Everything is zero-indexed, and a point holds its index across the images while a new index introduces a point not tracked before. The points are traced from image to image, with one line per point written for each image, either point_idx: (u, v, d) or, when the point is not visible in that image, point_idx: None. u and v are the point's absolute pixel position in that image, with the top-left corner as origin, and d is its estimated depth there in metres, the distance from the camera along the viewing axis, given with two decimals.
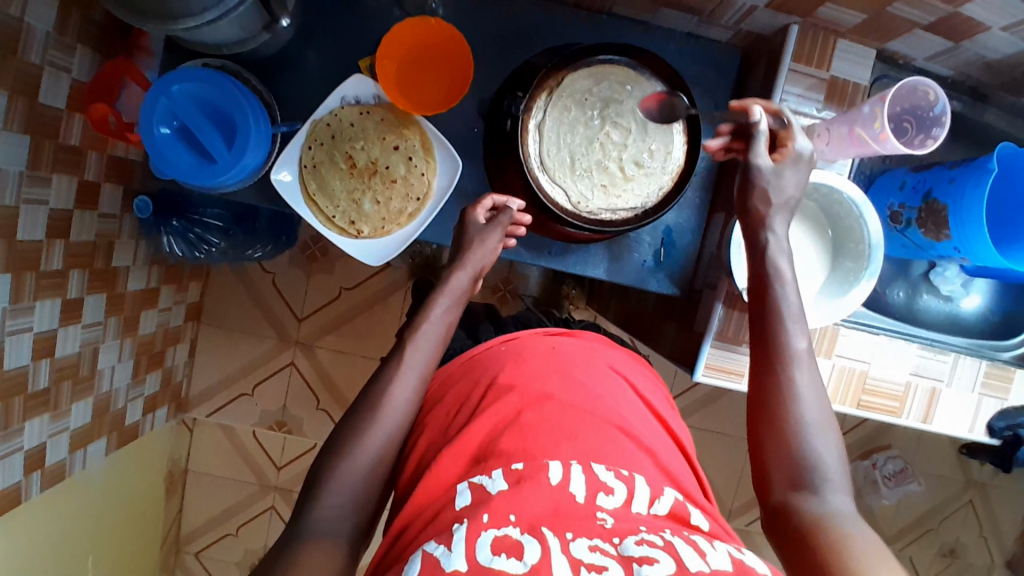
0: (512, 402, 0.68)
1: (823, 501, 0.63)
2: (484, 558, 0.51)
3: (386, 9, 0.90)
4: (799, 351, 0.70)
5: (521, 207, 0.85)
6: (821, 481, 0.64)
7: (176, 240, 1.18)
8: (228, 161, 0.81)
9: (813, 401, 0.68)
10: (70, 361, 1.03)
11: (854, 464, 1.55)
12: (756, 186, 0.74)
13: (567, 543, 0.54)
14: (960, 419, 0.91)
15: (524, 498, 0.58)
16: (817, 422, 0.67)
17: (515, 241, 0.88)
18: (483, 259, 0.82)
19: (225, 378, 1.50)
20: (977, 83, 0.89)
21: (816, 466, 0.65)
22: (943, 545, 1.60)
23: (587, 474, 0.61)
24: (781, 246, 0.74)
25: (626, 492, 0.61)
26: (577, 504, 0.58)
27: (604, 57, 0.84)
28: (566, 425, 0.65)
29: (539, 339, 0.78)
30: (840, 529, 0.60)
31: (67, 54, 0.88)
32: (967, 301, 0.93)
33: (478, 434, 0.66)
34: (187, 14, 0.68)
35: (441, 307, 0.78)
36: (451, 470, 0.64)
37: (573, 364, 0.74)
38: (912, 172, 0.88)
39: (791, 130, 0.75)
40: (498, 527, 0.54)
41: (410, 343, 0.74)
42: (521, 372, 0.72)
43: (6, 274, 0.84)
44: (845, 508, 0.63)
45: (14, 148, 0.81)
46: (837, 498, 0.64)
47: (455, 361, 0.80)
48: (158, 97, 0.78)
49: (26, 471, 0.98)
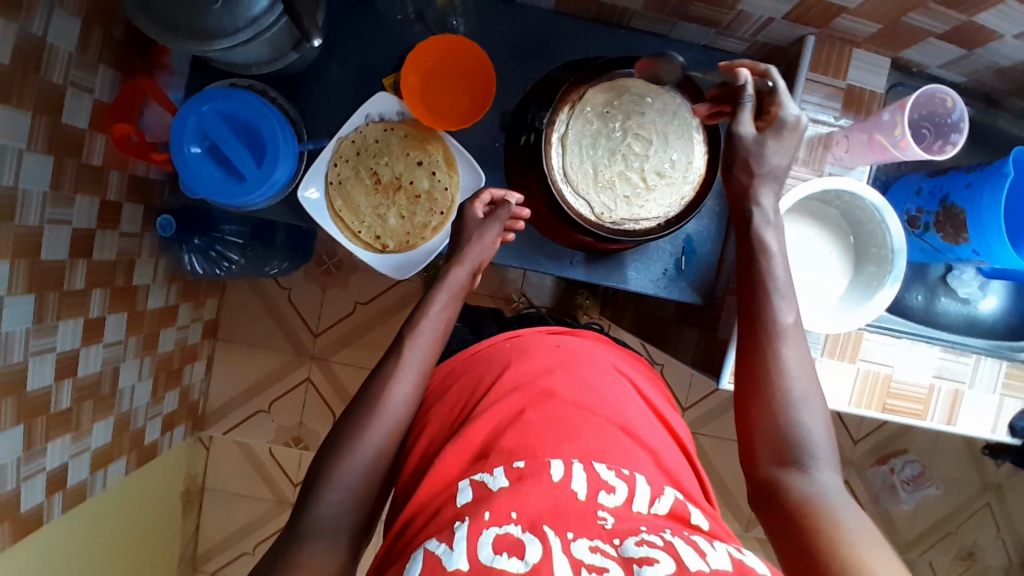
0: (515, 401, 0.67)
1: (810, 479, 0.64)
2: (486, 557, 0.50)
3: (407, 26, 0.92)
4: (787, 326, 0.71)
5: (520, 202, 0.86)
6: (808, 458, 0.65)
7: (197, 258, 1.19)
8: (257, 177, 0.82)
9: (800, 378, 0.69)
10: (92, 380, 1.03)
11: (872, 469, 1.55)
12: (738, 152, 0.77)
13: (568, 543, 0.53)
14: (983, 420, 0.91)
15: (526, 496, 0.57)
16: (803, 399, 0.68)
17: (514, 235, 0.88)
18: (481, 254, 0.83)
19: (241, 394, 1.50)
20: (989, 89, 0.91)
21: (802, 444, 0.66)
22: (962, 549, 1.61)
23: (589, 472, 0.60)
24: (768, 219, 0.76)
25: (627, 491, 0.59)
26: (578, 502, 0.57)
27: (626, 70, 0.86)
28: (567, 424, 0.64)
29: (543, 338, 0.78)
30: (828, 508, 0.61)
31: (89, 74, 0.89)
32: (984, 303, 0.94)
33: (480, 433, 0.65)
34: (221, 34, 0.70)
35: (439, 302, 0.79)
36: (455, 467, 0.63)
37: (575, 362, 0.74)
38: (928, 177, 0.90)
39: (779, 95, 0.76)
40: (500, 526, 0.53)
41: (409, 340, 0.75)
42: (523, 371, 0.71)
43: (30, 294, 0.85)
44: (833, 485, 0.64)
45: (38, 166, 0.82)
46: (824, 475, 0.64)
47: (456, 359, 0.81)
48: (188, 116, 0.80)
49: (48, 491, 0.98)
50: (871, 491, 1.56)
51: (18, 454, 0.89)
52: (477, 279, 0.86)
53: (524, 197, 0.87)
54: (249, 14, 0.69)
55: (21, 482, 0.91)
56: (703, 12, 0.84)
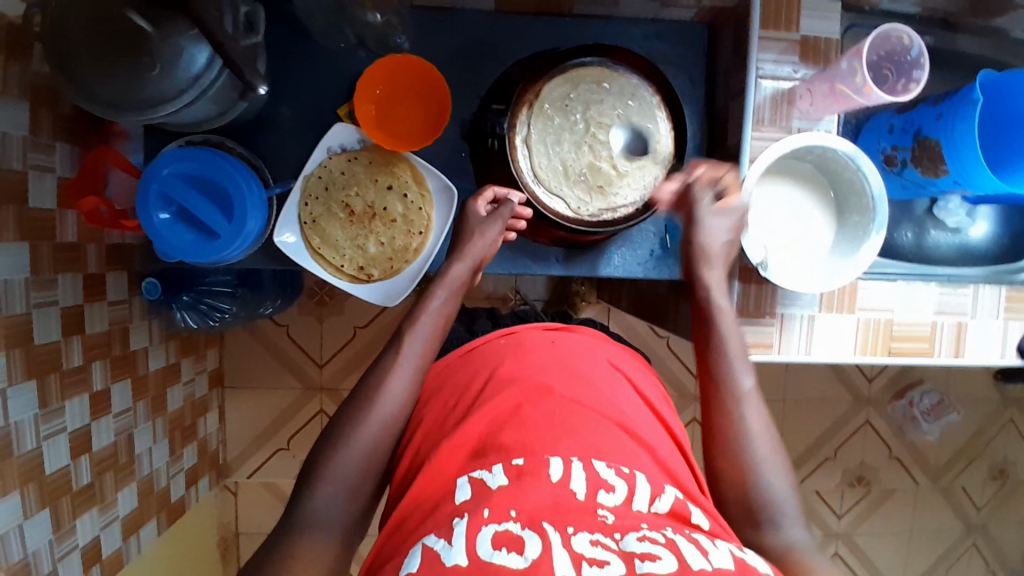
0: (513, 396, 0.66)
1: (784, 535, 0.64)
2: (485, 553, 0.49)
3: (351, 51, 0.91)
4: (744, 386, 0.72)
5: (523, 200, 0.85)
6: (779, 517, 0.65)
7: (189, 314, 1.18)
8: (230, 233, 0.81)
9: (762, 439, 0.69)
10: (108, 451, 1.03)
11: (890, 405, 1.56)
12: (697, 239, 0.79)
13: (568, 538, 0.52)
14: (992, 347, 0.91)
15: (525, 493, 0.55)
16: (767, 458, 0.68)
17: (515, 235, 0.89)
18: (482, 251, 0.84)
19: (259, 435, 1.51)
20: (945, 14, 0.90)
21: (771, 503, 0.66)
22: (993, 467, 1.61)
23: (587, 471, 0.58)
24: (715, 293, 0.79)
25: (627, 489, 0.58)
26: (577, 500, 0.56)
27: (577, 60, 0.85)
28: (566, 422, 0.63)
29: (539, 333, 0.77)
30: (804, 562, 0.62)
31: (47, 153, 0.87)
32: (974, 230, 0.95)
33: (477, 430, 0.64)
34: (166, 99, 0.70)
35: (439, 298, 0.79)
36: (452, 466, 0.63)
37: (573, 357, 0.73)
38: (898, 114, 0.89)
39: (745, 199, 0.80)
40: (499, 522, 0.52)
41: (409, 331, 0.76)
42: (521, 367, 0.70)
43: (30, 380, 0.85)
44: (802, 539, 0.64)
45: (14, 255, 0.82)
46: (795, 531, 0.65)
47: (452, 354, 0.80)
48: (150, 183, 0.79)
49: (86, 566, 0.98)
50: (893, 427, 1.56)
51: (48, 537, 0.90)
52: (478, 278, 0.86)
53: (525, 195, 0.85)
54: (189, 74, 0.69)
55: (57, 563, 0.92)
56: None
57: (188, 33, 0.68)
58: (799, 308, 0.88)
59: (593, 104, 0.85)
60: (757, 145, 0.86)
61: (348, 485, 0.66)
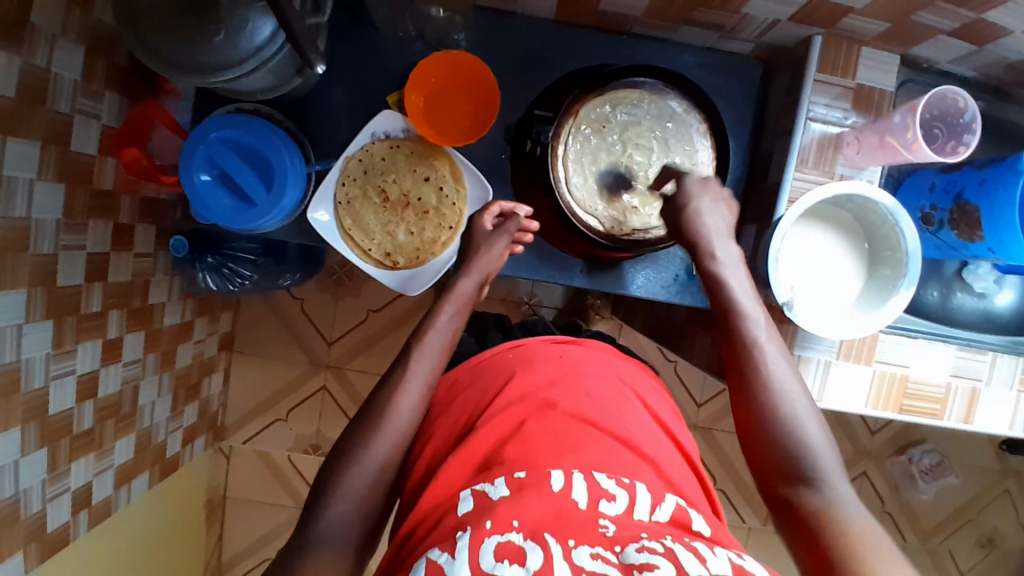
0: (516, 412, 0.67)
1: (814, 474, 0.66)
2: (487, 565, 0.50)
3: (408, 42, 0.92)
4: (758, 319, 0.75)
5: (529, 214, 0.88)
6: (811, 453, 0.67)
7: (211, 276, 1.20)
8: (267, 203, 0.82)
9: (786, 376, 0.72)
10: (112, 399, 1.04)
11: (890, 460, 1.56)
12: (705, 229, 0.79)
13: (569, 550, 0.52)
14: (1002, 417, 0.91)
15: (526, 504, 0.56)
16: (794, 394, 0.71)
17: (522, 247, 0.90)
18: (489, 266, 0.84)
19: (259, 404, 1.52)
20: (999, 82, 0.90)
21: (803, 440, 0.68)
22: (982, 536, 1.60)
23: (589, 482, 0.59)
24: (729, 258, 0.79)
25: (628, 498, 0.59)
26: (579, 510, 0.56)
27: (630, 79, 0.87)
28: (570, 436, 0.64)
29: (548, 347, 0.77)
30: (833, 505, 0.63)
31: (96, 101, 0.88)
32: (1000, 298, 0.93)
33: (484, 444, 0.65)
34: (226, 66, 0.70)
35: (448, 314, 0.79)
36: (457, 477, 0.63)
37: (581, 371, 0.73)
38: (941, 172, 0.88)
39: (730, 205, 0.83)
40: (502, 533, 0.53)
41: (416, 350, 0.75)
42: (528, 380, 0.71)
43: (48, 320, 0.86)
44: (840, 477, 0.65)
45: (50, 196, 0.83)
46: (826, 468, 0.66)
47: (461, 367, 0.80)
48: (197, 145, 0.80)
49: (74, 510, 0.99)
50: (890, 483, 1.56)
51: (42, 476, 0.90)
52: (485, 291, 0.87)
53: (531, 210, 0.88)
54: (251, 44, 0.70)
55: (47, 502, 0.93)
56: (706, 16, 0.83)
57: (256, 5, 0.69)
58: (818, 353, 0.88)
59: (635, 122, 0.88)
60: (797, 185, 0.86)
61: (349, 470, 0.66)
